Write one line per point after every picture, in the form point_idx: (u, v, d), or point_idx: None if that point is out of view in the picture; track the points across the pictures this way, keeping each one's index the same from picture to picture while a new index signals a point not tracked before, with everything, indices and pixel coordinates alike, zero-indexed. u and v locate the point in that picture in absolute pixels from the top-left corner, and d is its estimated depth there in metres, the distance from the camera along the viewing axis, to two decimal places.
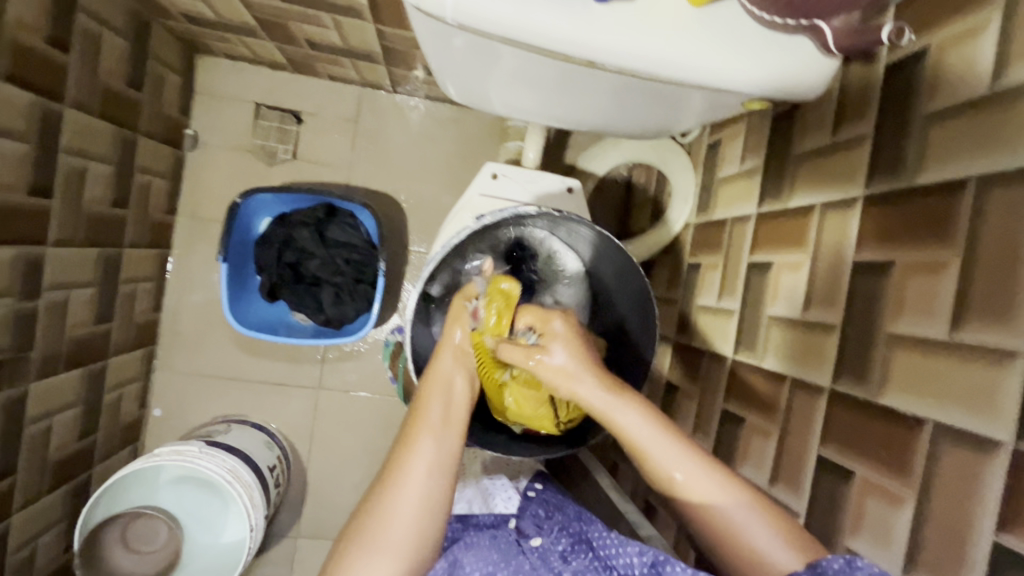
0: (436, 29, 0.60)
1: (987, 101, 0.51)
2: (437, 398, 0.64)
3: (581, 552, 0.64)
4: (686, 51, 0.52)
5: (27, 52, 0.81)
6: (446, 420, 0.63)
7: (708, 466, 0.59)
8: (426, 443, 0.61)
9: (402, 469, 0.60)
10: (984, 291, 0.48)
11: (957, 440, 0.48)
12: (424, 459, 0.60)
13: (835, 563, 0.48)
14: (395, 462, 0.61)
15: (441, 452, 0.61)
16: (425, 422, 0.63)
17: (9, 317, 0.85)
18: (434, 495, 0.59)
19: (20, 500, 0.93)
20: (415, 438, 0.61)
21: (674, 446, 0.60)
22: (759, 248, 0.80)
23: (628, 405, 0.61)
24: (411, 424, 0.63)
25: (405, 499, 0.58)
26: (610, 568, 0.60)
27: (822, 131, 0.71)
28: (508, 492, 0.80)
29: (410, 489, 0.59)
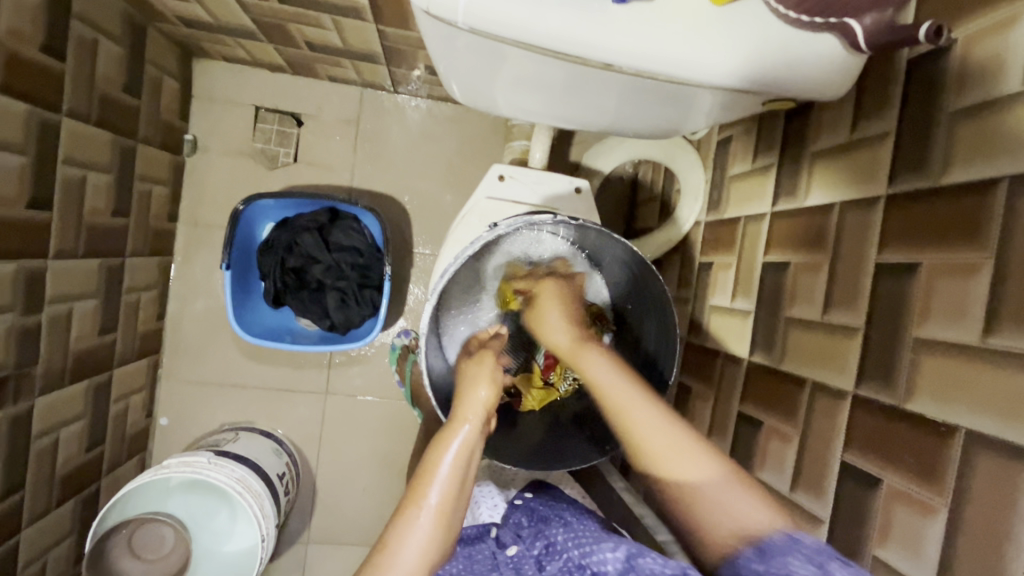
0: (446, 31, 0.58)
1: (1019, 97, 0.49)
2: (452, 452, 0.62)
3: (555, 555, 0.65)
4: (705, 53, 0.50)
5: (23, 61, 0.79)
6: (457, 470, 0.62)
7: (709, 451, 0.60)
8: (432, 497, 0.59)
9: (409, 527, 0.57)
10: (1019, 295, 0.46)
11: (992, 449, 0.47)
12: (430, 513, 0.58)
13: (778, 538, 0.50)
14: (403, 512, 0.59)
15: (448, 507, 0.59)
16: (434, 482, 0.60)
17: (11, 333, 0.84)
18: (433, 554, 0.57)
19: (29, 516, 0.92)
20: (421, 492, 0.59)
21: (686, 457, 0.60)
22: (775, 247, 0.78)
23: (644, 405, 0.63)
24: (420, 479, 0.61)
25: (405, 561, 0.56)
26: (583, 567, 0.61)
27: (840, 127, 0.69)
28: (495, 500, 0.81)
29: (419, 534, 0.57)
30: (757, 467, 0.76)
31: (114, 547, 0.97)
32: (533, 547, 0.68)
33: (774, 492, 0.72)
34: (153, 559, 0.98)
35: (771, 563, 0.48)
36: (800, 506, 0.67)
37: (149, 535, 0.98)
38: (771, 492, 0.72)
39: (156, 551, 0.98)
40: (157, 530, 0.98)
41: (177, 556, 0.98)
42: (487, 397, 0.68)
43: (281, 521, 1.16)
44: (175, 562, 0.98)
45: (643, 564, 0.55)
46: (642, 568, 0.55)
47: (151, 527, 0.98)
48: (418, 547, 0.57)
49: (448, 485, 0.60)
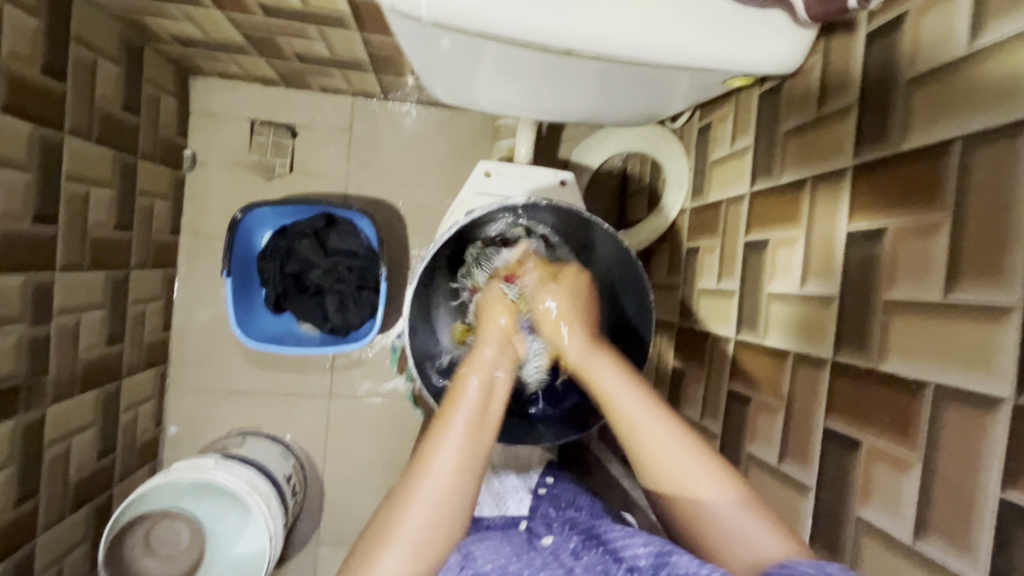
0: (418, 30, 0.61)
1: (967, 60, 0.51)
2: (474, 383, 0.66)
3: (593, 549, 0.63)
4: (660, 34, 0.53)
5: (25, 83, 0.83)
6: (474, 424, 0.63)
7: (724, 473, 0.60)
8: (454, 437, 0.61)
9: (439, 447, 0.61)
10: (976, 249, 0.48)
11: (958, 400, 0.48)
12: (450, 455, 0.60)
13: (805, 566, 0.48)
14: (423, 455, 0.61)
15: (473, 437, 0.62)
16: (455, 419, 0.63)
17: (22, 343, 0.87)
18: (465, 462, 0.60)
19: (44, 522, 0.95)
20: (441, 433, 0.62)
21: (679, 449, 0.61)
22: (755, 226, 0.80)
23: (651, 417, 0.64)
24: (448, 403, 0.64)
25: (439, 469, 0.59)
26: (619, 561, 0.59)
27: (809, 104, 0.71)
28: (521, 494, 0.81)
29: (436, 475, 0.59)
30: (747, 442, 0.77)
31: (128, 552, 1.01)
32: (570, 538, 0.67)
33: (765, 464, 0.73)
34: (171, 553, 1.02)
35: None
36: (789, 476, 0.68)
37: (165, 531, 1.02)
38: (762, 465, 0.73)
39: (172, 545, 1.02)
40: (172, 526, 1.02)
41: (194, 552, 1.03)
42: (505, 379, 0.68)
43: (289, 522, 1.18)
44: (190, 559, 1.03)
45: (678, 562, 0.53)
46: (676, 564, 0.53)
47: (166, 523, 1.02)
48: (450, 458, 0.60)
49: (469, 424, 0.63)
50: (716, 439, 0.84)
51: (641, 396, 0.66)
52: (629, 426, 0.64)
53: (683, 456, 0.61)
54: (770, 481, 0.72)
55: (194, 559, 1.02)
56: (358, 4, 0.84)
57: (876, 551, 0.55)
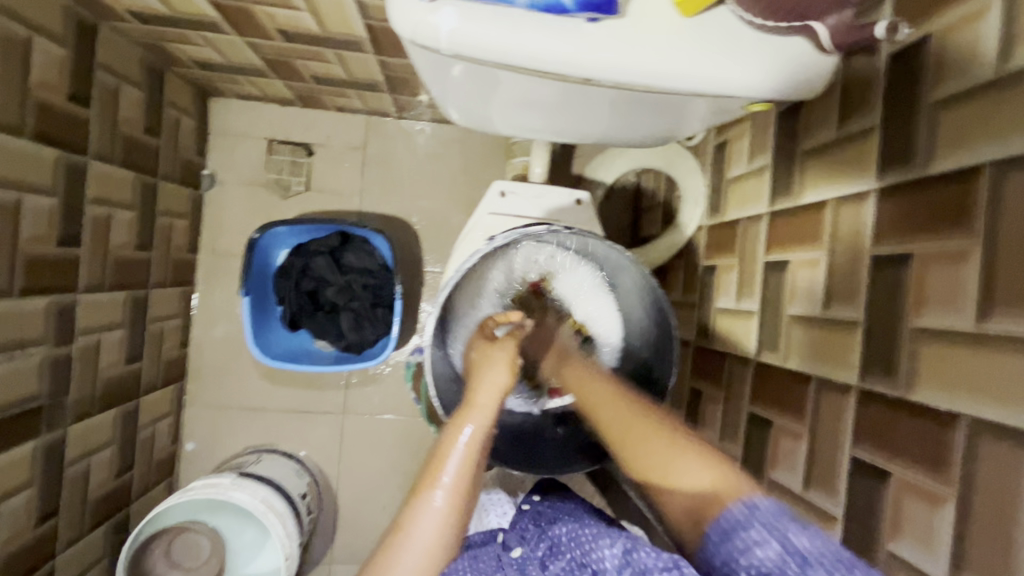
0: (435, 60, 0.61)
1: (995, 84, 0.49)
2: (468, 436, 0.61)
3: (559, 556, 0.65)
4: (679, 61, 0.53)
5: (52, 111, 0.85)
6: (458, 469, 0.58)
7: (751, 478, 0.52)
8: (436, 499, 0.56)
9: (418, 510, 0.56)
10: (1010, 279, 0.46)
11: (995, 436, 0.46)
12: (430, 518, 0.55)
13: (736, 509, 0.48)
14: (402, 524, 0.56)
15: (459, 492, 0.57)
16: (437, 474, 0.58)
17: (45, 364, 0.89)
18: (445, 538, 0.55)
19: (63, 541, 0.96)
20: (425, 496, 0.57)
21: (681, 459, 0.54)
22: (774, 246, 0.79)
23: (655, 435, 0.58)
24: (435, 462, 0.59)
25: (421, 538, 0.54)
26: (585, 566, 0.61)
27: (830, 124, 0.70)
28: (502, 509, 0.87)
29: (416, 540, 0.54)
30: (770, 467, 0.75)
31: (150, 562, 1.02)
32: (538, 548, 0.69)
33: (788, 491, 0.71)
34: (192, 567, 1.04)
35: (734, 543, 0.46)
36: (814, 504, 0.66)
37: (187, 543, 1.04)
38: (786, 492, 0.72)
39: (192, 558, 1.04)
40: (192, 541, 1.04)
41: (216, 561, 1.05)
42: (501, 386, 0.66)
43: (304, 540, 1.18)
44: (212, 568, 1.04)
45: (638, 559, 0.54)
46: (639, 562, 0.54)
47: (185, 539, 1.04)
48: (435, 524, 0.55)
49: (453, 481, 0.58)
50: (737, 462, 0.82)
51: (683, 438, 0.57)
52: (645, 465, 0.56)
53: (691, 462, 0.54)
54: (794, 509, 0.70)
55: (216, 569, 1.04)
56: (375, 29, 0.85)
57: None
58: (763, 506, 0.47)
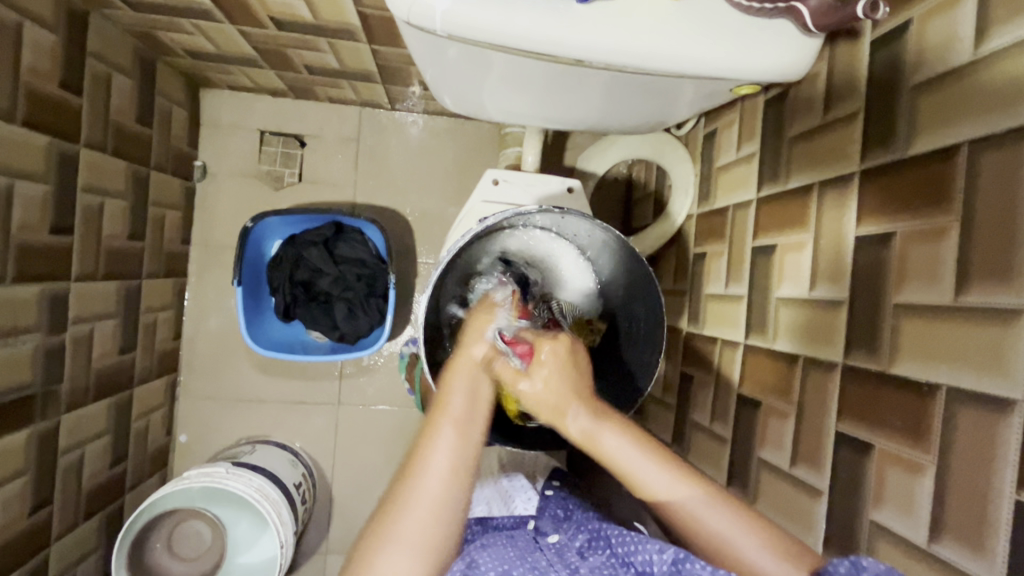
0: (430, 42, 0.62)
1: (971, 67, 0.51)
2: (467, 373, 0.62)
3: (599, 550, 0.63)
4: (669, 42, 0.54)
5: (43, 98, 0.85)
6: (468, 411, 0.59)
7: (700, 477, 0.58)
8: (445, 435, 0.57)
9: (430, 447, 0.57)
10: (985, 253, 0.48)
11: (971, 403, 0.48)
12: (442, 452, 0.57)
13: (840, 568, 0.48)
14: (414, 459, 0.57)
15: (467, 425, 0.59)
16: (446, 414, 0.59)
17: (38, 351, 0.89)
18: (458, 466, 0.57)
19: (57, 530, 0.95)
20: (434, 432, 0.58)
21: (665, 471, 0.57)
22: (762, 231, 0.81)
23: (634, 448, 0.58)
24: (437, 410, 0.59)
25: (434, 471, 0.56)
26: (628, 565, 0.59)
27: (815, 110, 0.72)
28: (528, 493, 0.82)
29: (428, 474, 0.56)
30: (758, 446, 0.77)
31: (152, 555, 1.03)
32: (575, 538, 0.66)
33: (776, 469, 0.73)
34: (194, 556, 1.05)
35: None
36: (800, 480, 0.68)
37: (188, 531, 1.05)
38: (773, 470, 0.73)
39: (195, 547, 1.05)
40: (194, 528, 1.06)
41: (217, 550, 1.05)
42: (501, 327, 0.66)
43: (299, 529, 1.19)
44: (213, 559, 1.05)
45: (692, 570, 0.52)
46: (692, 573, 0.52)
47: (187, 527, 1.05)
48: (446, 457, 0.56)
49: (460, 420, 0.59)
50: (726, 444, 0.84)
51: (662, 455, 0.58)
52: (596, 447, 0.59)
53: (655, 475, 0.57)
54: (782, 485, 0.72)
55: (213, 565, 1.04)
56: (368, 17, 0.85)
57: (890, 554, 0.55)
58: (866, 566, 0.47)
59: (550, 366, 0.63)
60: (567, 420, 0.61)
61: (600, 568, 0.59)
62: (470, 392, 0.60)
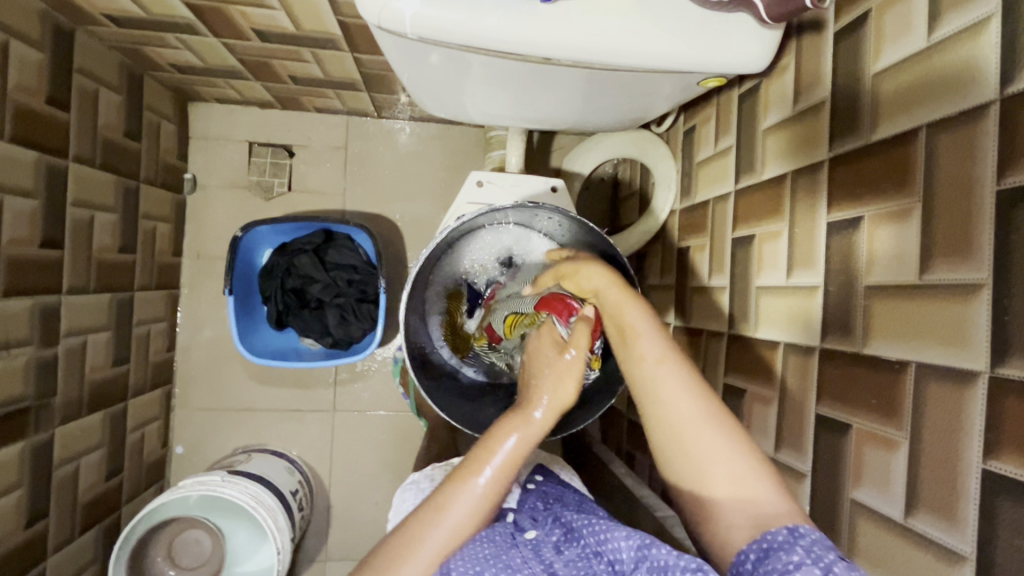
0: (406, 47, 0.64)
1: (925, 53, 0.53)
2: (515, 436, 0.60)
3: (574, 543, 0.64)
4: (634, 37, 0.56)
5: (31, 114, 0.86)
6: (508, 463, 0.59)
7: (777, 485, 0.55)
8: (479, 484, 0.58)
9: (460, 491, 0.58)
10: (946, 231, 0.50)
11: (938, 377, 0.50)
12: (470, 500, 0.57)
13: (780, 533, 0.51)
14: (444, 497, 0.58)
15: (502, 482, 0.59)
16: (487, 463, 0.58)
17: (31, 364, 0.89)
18: (480, 518, 0.58)
19: (53, 543, 0.96)
20: (469, 477, 0.58)
21: (738, 472, 0.56)
22: (741, 222, 0.82)
23: (698, 406, 0.58)
24: (480, 452, 0.59)
25: (455, 516, 0.57)
26: (600, 555, 0.60)
27: (785, 101, 0.74)
28: (508, 487, 0.78)
29: (453, 517, 0.57)
30: (745, 434, 0.78)
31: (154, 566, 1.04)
32: (552, 532, 0.67)
33: (762, 455, 0.74)
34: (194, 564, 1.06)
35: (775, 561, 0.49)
36: (785, 464, 0.69)
37: (188, 540, 1.06)
38: (760, 456, 0.74)
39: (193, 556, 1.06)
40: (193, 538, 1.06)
41: (216, 560, 1.06)
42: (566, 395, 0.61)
43: (297, 536, 1.19)
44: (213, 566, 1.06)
45: (657, 555, 0.56)
46: (656, 558, 0.55)
47: (185, 536, 1.06)
48: (468, 510, 0.57)
49: (499, 474, 0.58)
50: None
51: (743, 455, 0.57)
52: (673, 416, 0.59)
53: (733, 463, 0.56)
54: None
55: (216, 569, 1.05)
56: (349, 26, 0.87)
57: (870, 531, 0.56)
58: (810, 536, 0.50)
59: (642, 316, 0.62)
60: (636, 343, 0.62)
61: (574, 561, 0.61)
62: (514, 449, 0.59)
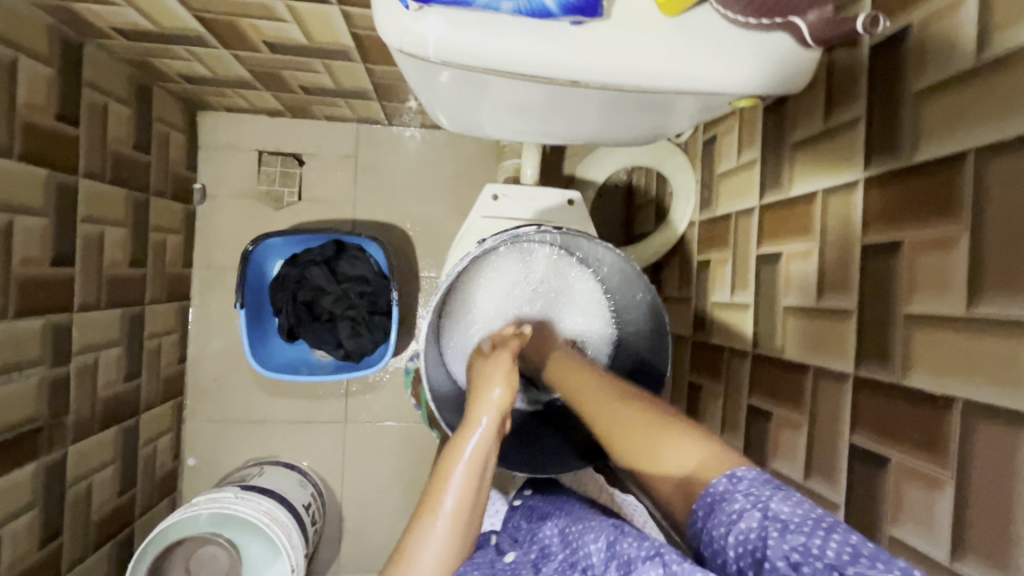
0: (424, 68, 0.62)
1: (973, 74, 0.51)
2: (471, 446, 0.61)
3: (550, 558, 0.62)
4: (665, 59, 0.53)
5: (41, 131, 0.85)
6: (462, 503, 0.57)
7: (727, 453, 0.52)
8: (439, 527, 0.55)
9: (419, 543, 0.54)
10: (997, 264, 0.47)
11: (989, 418, 0.47)
12: (434, 548, 0.54)
13: (719, 482, 0.49)
14: (403, 554, 0.54)
15: (459, 532, 0.56)
16: (443, 501, 0.56)
17: (43, 384, 0.88)
18: (448, 564, 0.55)
19: (68, 562, 0.95)
20: (426, 522, 0.55)
21: (670, 442, 0.55)
22: (767, 239, 0.80)
23: (622, 411, 0.61)
24: (433, 490, 0.58)
25: (421, 569, 0.53)
26: (574, 566, 0.59)
27: (815, 116, 0.71)
28: (496, 507, 0.81)
29: (418, 573, 0.53)
30: (771, 458, 0.76)
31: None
32: (530, 551, 0.65)
33: (789, 481, 0.72)
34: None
35: (720, 515, 0.47)
36: (815, 493, 0.67)
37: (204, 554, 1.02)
38: (787, 482, 0.72)
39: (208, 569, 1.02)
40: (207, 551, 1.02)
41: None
42: (496, 403, 0.65)
43: (310, 550, 1.18)
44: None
45: (624, 549, 0.54)
46: (622, 552, 0.54)
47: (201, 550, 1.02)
48: (435, 557, 0.54)
49: (456, 512, 0.56)
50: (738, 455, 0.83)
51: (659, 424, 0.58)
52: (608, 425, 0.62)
53: (658, 435, 0.57)
54: None
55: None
56: (362, 38, 0.85)
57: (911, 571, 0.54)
58: (763, 478, 0.49)
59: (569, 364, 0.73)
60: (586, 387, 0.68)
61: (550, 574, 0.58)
62: (468, 469, 0.59)
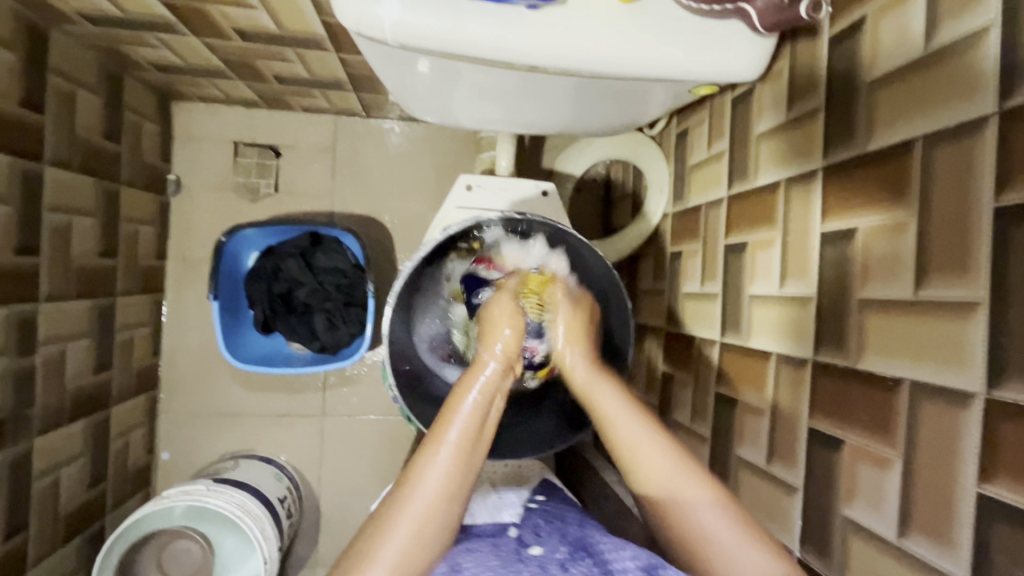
0: (388, 53, 0.62)
1: (922, 63, 0.52)
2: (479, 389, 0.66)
3: (579, 561, 0.61)
4: (624, 45, 0.54)
5: (3, 117, 0.83)
6: (465, 434, 0.62)
7: (696, 472, 0.61)
8: (443, 455, 0.60)
9: (423, 469, 0.59)
10: (942, 248, 0.48)
11: (934, 398, 0.48)
12: (437, 476, 0.59)
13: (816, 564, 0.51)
14: (407, 481, 0.59)
15: (463, 458, 0.61)
16: (449, 431, 0.61)
17: (7, 376, 0.87)
18: (450, 490, 0.59)
19: (35, 555, 0.94)
20: (433, 449, 0.60)
21: (649, 447, 0.63)
22: (734, 229, 0.81)
23: (650, 439, 0.63)
24: (438, 426, 0.63)
25: (424, 493, 0.58)
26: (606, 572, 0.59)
27: (779, 107, 0.73)
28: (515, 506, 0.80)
29: (419, 501, 0.57)
30: (736, 445, 0.77)
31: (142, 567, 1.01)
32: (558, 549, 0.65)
33: (754, 467, 0.73)
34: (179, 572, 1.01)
35: None
36: (777, 477, 0.68)
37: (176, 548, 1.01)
38: (752, 468, 0.73)
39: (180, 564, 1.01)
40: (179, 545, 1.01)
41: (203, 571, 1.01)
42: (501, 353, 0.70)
43: (285, 544, 1.18)
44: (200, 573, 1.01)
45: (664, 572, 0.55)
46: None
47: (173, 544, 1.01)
48: (436, 483, 0.59)
49: (464, 437, 0.62)
50: (706, 442, 0.84)
51: (675, 457, 0.62)
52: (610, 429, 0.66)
53: (672, 469, 0.61)
54: (760, 483, 0.72)
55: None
56: (332, 26, 0.84)
57: (863, 550, 0.55)
58: None
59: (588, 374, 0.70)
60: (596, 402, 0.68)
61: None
62: (474, 410, 0.64)
